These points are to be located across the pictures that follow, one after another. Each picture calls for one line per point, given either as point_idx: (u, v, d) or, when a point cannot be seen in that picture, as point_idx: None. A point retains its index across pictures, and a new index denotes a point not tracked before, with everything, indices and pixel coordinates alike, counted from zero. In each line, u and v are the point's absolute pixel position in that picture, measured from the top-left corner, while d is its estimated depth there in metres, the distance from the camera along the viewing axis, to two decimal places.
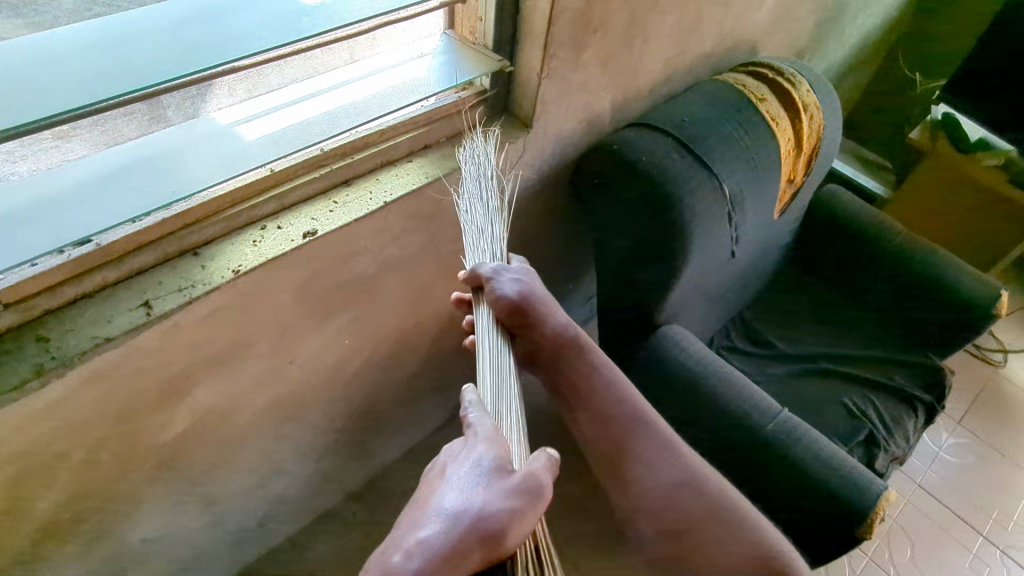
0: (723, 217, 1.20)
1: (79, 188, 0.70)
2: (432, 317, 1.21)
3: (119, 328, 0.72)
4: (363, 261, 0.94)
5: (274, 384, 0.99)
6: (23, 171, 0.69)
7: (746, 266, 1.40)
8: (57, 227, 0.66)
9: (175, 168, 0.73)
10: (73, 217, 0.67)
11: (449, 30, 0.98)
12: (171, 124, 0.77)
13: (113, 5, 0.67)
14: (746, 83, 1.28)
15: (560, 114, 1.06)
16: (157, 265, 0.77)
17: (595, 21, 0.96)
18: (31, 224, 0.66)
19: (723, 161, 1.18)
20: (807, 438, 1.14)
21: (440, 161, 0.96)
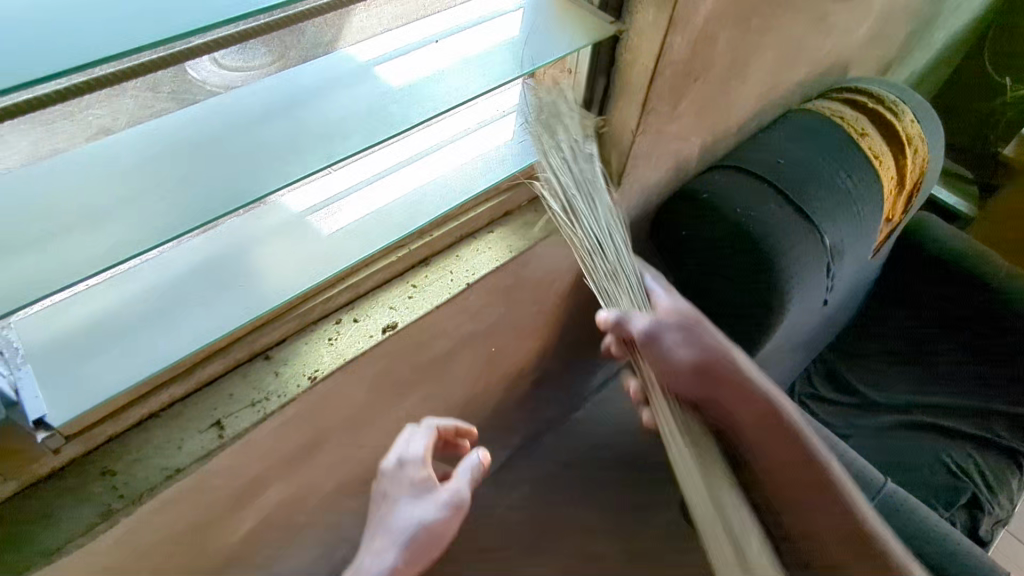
0: (822, 270, 1.09)
1: (143, 306, 0.62)
2: (502, 377, 1.12)
3: (190, 455, 0.65)
4: (442, 341, 0.86)
5: (344, 468, 0.92)
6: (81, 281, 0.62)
7: (835, 309, 1.29)
8: (123, 359, 0.59)
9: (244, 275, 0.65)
10: (141, 343, 0.60)
11: (527, 81, 0.83)
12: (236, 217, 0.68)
13: (178, 98, 0.56)
14: (844, 115, 1.16)
15: (649, 166, 0.96)
16: (227, 373, 0.70)
17: (698, 69, 0.85)
18: (92, 354, 0.58)
19: (824, 208, 1.07)
20: (914, 516, 1.04)
21: (525, 229, 0.87)
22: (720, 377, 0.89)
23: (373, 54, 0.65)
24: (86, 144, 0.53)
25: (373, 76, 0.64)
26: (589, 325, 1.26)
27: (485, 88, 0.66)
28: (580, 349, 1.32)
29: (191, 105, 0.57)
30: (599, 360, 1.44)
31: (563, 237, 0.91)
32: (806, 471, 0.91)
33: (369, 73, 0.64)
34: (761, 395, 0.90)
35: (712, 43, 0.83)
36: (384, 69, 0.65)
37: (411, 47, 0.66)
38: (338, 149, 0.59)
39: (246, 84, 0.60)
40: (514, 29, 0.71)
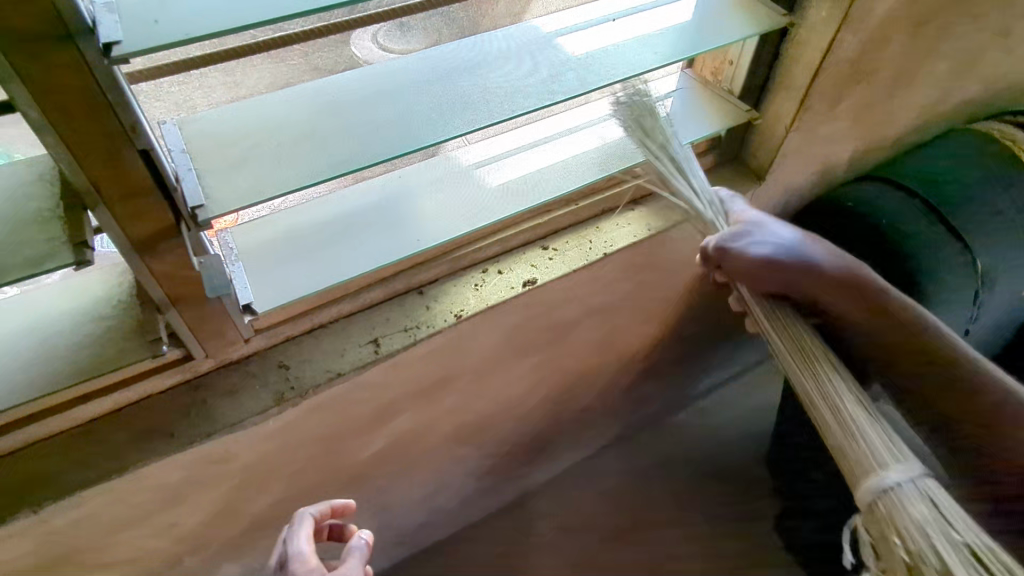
0: (970, 296, 1.04)
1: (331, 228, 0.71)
2: (615, 358, 1.16)
3: (350, 363, 0.73)
4: (572, 306, 0.91)
5: (463, 413, 0.99)
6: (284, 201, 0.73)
7: (977, 344, 1.22)
8: (311, 267, 0.68)
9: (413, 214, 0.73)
10: (327, 256, 0.69)
11: (685, 70, 0.91)
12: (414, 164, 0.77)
13: None
14: (1016, 138, 1.09)
15: (797, 165, 0.96)
16: (385, 301, 0.78)
17: (864, 70, 0.85)
18: (287, 261, 0.68)
19: (981, 232, 1.01)
20: None
21: (664, 211, 0.90)
22: (877, 335, 0.75)
23: (555, 26, 0.71)
24: (315, 81, 0.63)
25: (555, 47, 0.69)
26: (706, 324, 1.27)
27: (655, 66, 0.70)
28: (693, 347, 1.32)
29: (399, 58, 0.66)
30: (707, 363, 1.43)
31: (700, 224, 0.93)
32: (935, 330, 0.73)
33: (551, 42, 0.69)
34: (881, 297, 0.74)
35: (884, 46, 0.82)
36: (566, 40, 0.70)
37: (590, 23, 0.71)
38: (518, 106, 0.65)
39: (446, 46, 0.68)
40: (689, 13, 0.75)
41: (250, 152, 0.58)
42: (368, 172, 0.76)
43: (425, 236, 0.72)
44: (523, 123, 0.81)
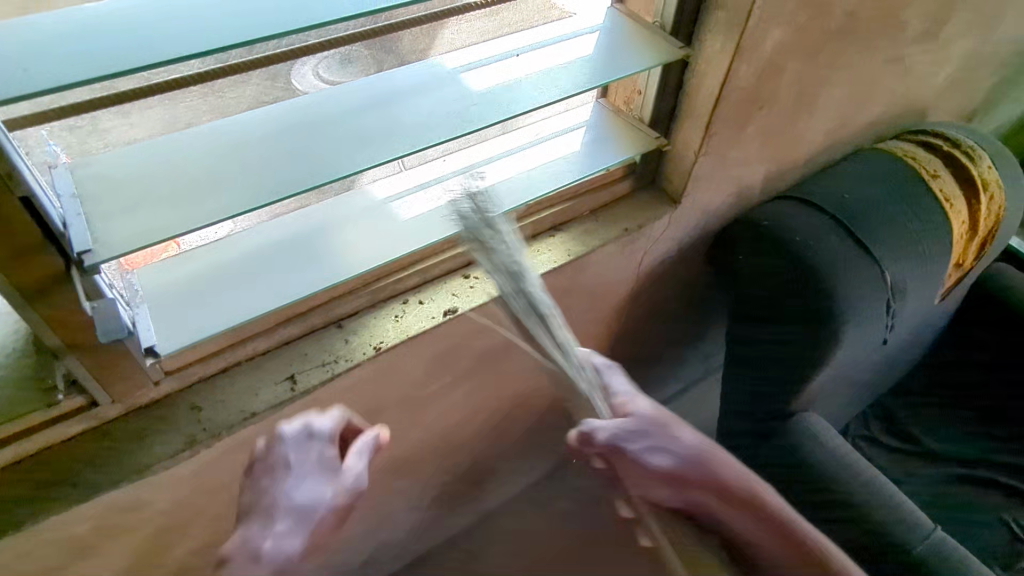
0: (881, 307, 1.09)
1: (242, 264, 0.70)
2: (552, 381, 1.17)
3: (265, 402, 0.73)
4: (498, 333, 0.92)
5: (395, 445, 0.98)
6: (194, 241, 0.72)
7: (896, 352, 1.27)
8: (218, 303, 0.67)
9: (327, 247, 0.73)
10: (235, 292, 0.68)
11: (600, 99, 0.93)
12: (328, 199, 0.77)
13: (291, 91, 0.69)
14: (916, 155, 1.16)
15: (711, 188, 1.00)
16: (303, 337, 0.78)
17: (764, 97, 0.89)
18: (194, 300, 0.67)
19: (888, 247, 1.07)
20: (966, 564, 1.01)
21: (584, 236, 0.93)
22: (698, 469, 0.89)
23: (460, 62, 0.73)
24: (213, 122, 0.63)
25: (458, 82, 0.71)
26: (642, 343, 1.29)
27: (556, 98, 0.72)
28: (631, 367, 1.35)
29: (305, 97, 0.67)
30: (649, 383, 1.45)
31: (620, 247, 0.95)
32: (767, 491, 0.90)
33: (455, 78, 0.72)
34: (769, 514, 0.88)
35: (779, 74, 0.87)
36: (470, 75, 0.72)
37: (494, 57, 0.74)
38: (422, 140, 0.67)
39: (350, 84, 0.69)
40: (590, 47, 0.78)
41: (144, 194, 0.57)
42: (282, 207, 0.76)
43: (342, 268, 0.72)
44: (449, 153, 0.83)
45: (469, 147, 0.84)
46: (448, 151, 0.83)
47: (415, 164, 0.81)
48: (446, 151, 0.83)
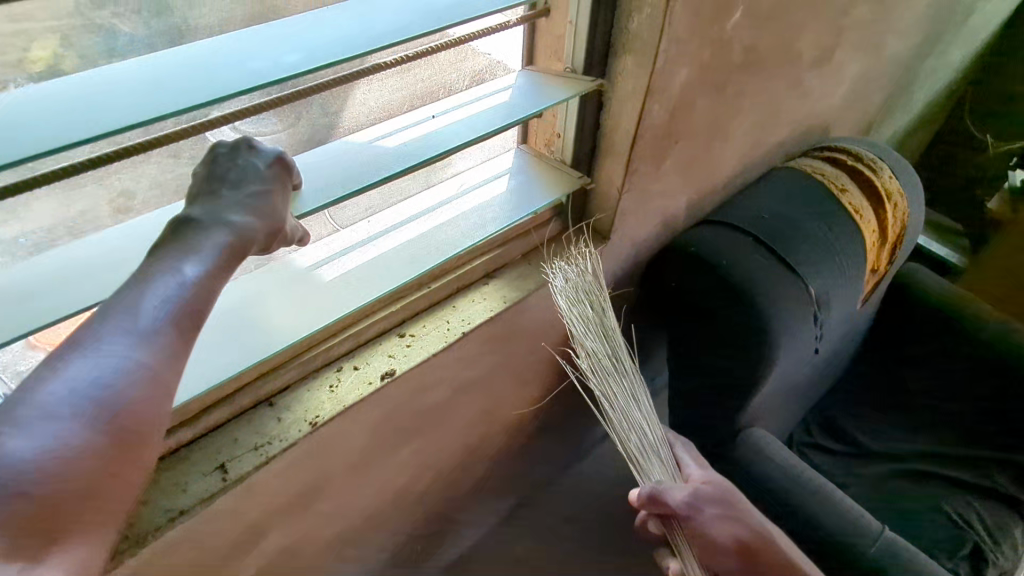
0: (809, 319, 1.13)
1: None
2: (500, 425, 1.15)
3: (194, 496, 0.67)
4: (440, 388, 0.90)
5: (343, 515, 0.94)
6: None
7: (828, 357, 1.32)
8: None
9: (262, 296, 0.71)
10: None
11: (521, 144, 0.95)
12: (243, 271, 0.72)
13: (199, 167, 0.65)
14: (824, 172, 1.22)
15: (637, 221, 1.02)
16: (231, 420, 0.73)
17: (678, 132, 0.92)
18: None
19: (809, 262, 1.11)
20: (915, 560, 1.04)
21: (518, 282, 0.92)
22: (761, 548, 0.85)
23: (374, 132, 0.74)
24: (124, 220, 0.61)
25: (373, 147, 0.71)
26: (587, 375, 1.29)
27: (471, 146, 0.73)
28: (578, 399, 1.34)
29: None
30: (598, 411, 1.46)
31: None
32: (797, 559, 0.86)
33: (369, 145, 0.71)
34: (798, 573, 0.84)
35: (690, 109, 0.90)
36: (385, 140, 0.73)
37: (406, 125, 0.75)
38: (343, 193, 0.65)
39: None
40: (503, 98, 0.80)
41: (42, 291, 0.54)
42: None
43: (271, 342, 0.68)
44: (374, 214, 0.82)
45: (394, 205, 0.84)
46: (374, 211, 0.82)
47: (342, 224, 0.79)
48: (371, 209, 0.81)
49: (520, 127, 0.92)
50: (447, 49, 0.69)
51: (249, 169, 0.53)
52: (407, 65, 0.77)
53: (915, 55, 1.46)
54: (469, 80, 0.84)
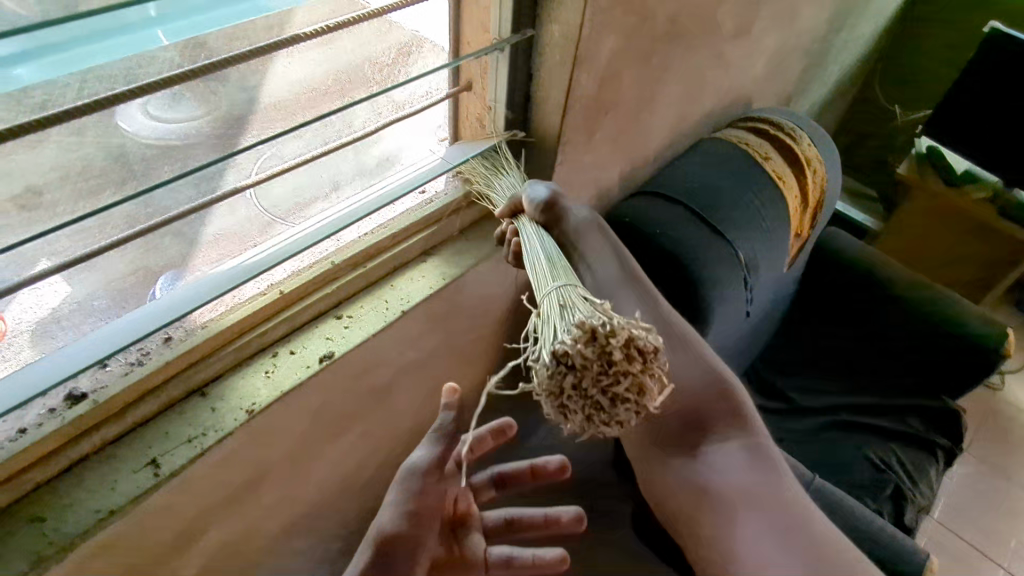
0: (739, 284, 1.17)
1: (87, 340, 0.65)
2: (446, 405, 1.14)
3: (124, 495, 0.64)
4: (381, 370, 0.89)
5: (288, 507, 0.91)
6: (15, 363, 0.65)
7: (759, 320, 1.38)
8: (30, 381, 0.61)
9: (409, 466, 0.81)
10: (55, 365, 0.63)
11: (452, 141, 0.97)
12: (193, 271, 0.75)
13: (119, 162, 0.64)
14: (748, 141, 1.26)
15: (572, 193, 1.03)
16: (162, 413, 0.71)
17: (608, 102, 0.93)
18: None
19: (736, 228, 1.15)
20: (844, 503, 1.10)
21: (457, 258, 0.92)
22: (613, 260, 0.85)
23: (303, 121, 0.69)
24: (33, 227, 0.58)
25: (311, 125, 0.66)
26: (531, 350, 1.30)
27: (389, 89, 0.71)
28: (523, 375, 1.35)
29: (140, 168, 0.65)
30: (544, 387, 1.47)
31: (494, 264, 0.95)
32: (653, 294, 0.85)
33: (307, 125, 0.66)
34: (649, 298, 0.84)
35: (618, 79, 0.91)
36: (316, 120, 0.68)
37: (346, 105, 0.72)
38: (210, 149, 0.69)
39: (188, 139, 0.69)
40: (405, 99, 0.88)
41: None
42: (134, 278, 0.72)
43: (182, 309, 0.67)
44: (300, 201, 0.85)
45: (320, 191, 0.86)
46: (302, 199, 0.85)
47: (267, 218, 0.82)
48: (297, 199, 0.85)
49: (452, 100, 0.92)
50: (370, 21, 0.67)
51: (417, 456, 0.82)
52: (329, 36, 0.78)
53: (826, 28, 1.52)
54: (396, 53, 0.84)
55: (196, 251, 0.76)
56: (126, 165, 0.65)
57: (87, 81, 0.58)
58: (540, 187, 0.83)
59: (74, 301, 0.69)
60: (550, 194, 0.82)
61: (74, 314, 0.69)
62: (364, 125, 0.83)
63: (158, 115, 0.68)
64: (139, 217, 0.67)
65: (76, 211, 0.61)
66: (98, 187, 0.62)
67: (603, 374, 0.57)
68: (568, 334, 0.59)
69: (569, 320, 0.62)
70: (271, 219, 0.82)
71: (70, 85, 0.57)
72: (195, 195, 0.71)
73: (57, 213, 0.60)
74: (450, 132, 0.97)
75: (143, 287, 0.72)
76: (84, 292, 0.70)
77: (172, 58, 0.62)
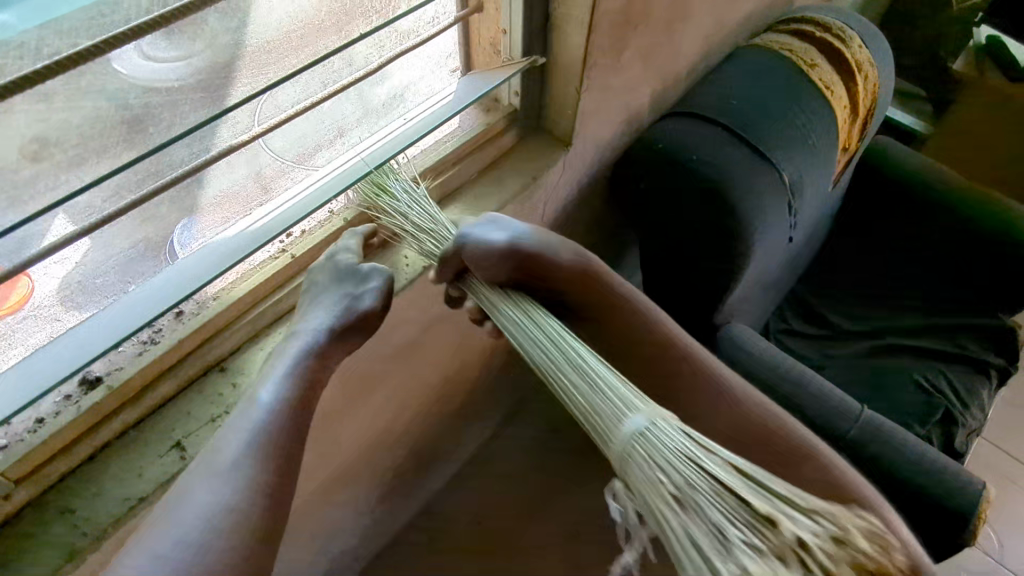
0: (782, 210, 1.08)
1: (89, 323, 0.60)
2: (476, 353, 1.11)
3: (152, 481, 0.62)
4: (404, 329, 0.84)
5: (324, 468, 0.89)
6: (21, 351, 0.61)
7: (801, 242, 1.29)
8: (39, 372, 0.57)
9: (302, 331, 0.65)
10: (63, 353, 0.59)
11: (464, 71, 0.87)
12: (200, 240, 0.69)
13: (98, 126, 0.57)
14: (792, 47, 1.13)
15: (599, 121, 0.94)
16: (182, 391, 0.68)
17: (637, 15, 0.82)
18: (6, 377, 0.57)
19: (781, 148, 1.05)
20: (897, 436, 1.05)
21: (479, 203, 0.85)
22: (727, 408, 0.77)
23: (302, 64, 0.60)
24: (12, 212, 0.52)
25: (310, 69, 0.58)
26: None
27: None
28: None
29: (122, 132, 0.58)
30: None
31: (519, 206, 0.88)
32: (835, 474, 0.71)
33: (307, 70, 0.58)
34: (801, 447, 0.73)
35: None
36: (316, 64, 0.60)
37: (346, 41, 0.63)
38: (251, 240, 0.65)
39: (173, 93, 0.61)
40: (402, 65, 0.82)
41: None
42: (127, 253, 0.67)
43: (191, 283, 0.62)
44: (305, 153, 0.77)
45: (325, 140, 0.78)
46: (305, 149, 0.77)
47: (272, 175, 0.75)
48: (301, 150, 0.77)
49: (462, 24, 0.81)
50: None
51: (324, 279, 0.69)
52: None
53: None
54: None
55: (199, 212, 0.71)
56: (107, 131, 0.58)
57: (44, 34, 0.50)
58: (496, 228, 0.69)
59: (71, 283, 0.64)
60: (515, 237, 0.70)
61: (77, 294, 0.64)
62: (366, 62, 0.74)
63: (157, 55, 0.60)
64: (129, 187, 0.61)
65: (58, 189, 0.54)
66: (79, 157, 0.56)
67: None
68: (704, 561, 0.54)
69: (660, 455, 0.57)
70: (275, 176, 0.75)
71: (29, 41, 0.49)
72: (189, 156, 0.63)
73: (36, 190, 0.54)
74: (462, 61, 0.87)
75: (146, 261, 0.68)
76: (83, 270, 0.65)
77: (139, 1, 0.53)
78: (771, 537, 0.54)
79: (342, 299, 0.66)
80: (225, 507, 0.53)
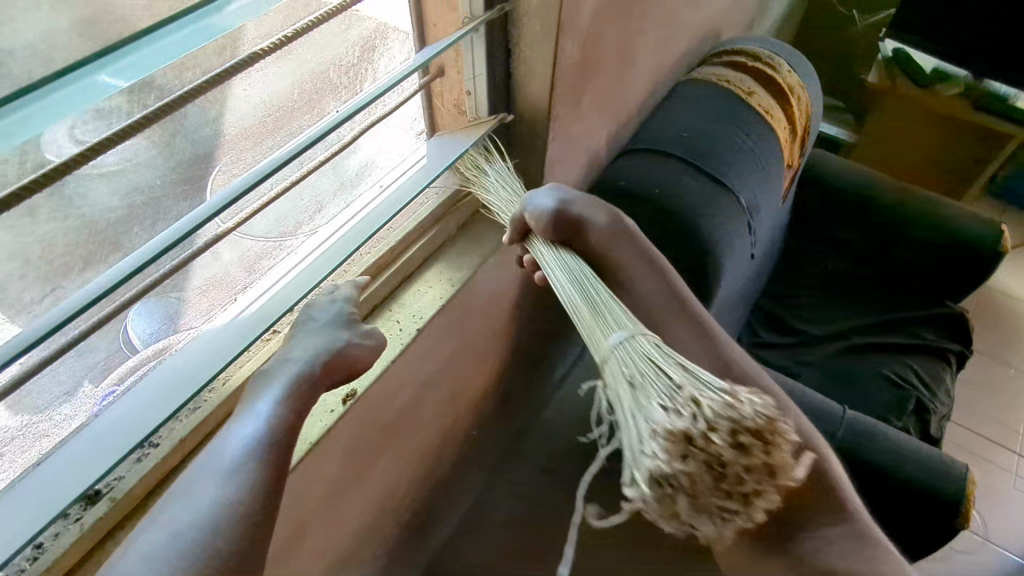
0: (743, 230, 1.14)
1: (86, 435, 0.57)
2: (467, 405, 1.10)
3: None
4: (402, 393, 0.84)
5: (332, 546, 0.87)
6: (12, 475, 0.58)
7: (761, 258, 1.35)
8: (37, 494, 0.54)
9: (292, 359, 0.62)
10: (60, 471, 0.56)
11: (430, 135, 0.88)
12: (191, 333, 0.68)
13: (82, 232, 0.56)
14: (728, 77, 1.21)
15: (565, 167, 0.97)
16: None
17: (592, 64, 0.87)
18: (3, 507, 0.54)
19: (735, 173, 1.11)
20: (881, 432, 1.09)
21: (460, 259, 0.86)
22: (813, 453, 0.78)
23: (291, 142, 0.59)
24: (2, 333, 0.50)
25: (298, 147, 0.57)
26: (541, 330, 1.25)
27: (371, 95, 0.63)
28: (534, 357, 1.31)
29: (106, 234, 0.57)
30: None
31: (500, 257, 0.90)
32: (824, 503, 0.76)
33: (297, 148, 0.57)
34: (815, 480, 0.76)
35: (600, 39, 0.85)
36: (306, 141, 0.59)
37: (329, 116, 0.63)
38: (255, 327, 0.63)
39: (152, 187, 0.60)
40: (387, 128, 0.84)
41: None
42: (116, 359, 0.65)
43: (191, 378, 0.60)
44: (286, 232, 0.77)
45: (304, 216, 0.79)
46: (285, 229, 0.77)
47: (255, 258, 0.75)
48: (281, 230, 0.77)
49: (425, 88, 0.82)
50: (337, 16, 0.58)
51: (323, 313, 0.68)
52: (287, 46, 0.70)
53: None
54: (359, 50, 0.76)
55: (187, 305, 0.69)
56: (91, 235, 0.57)
57: (25, 150, 0.50)
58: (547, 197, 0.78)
59: (58, 395, 0.62)
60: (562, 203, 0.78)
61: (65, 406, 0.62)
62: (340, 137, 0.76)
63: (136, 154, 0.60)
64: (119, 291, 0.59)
65: (50, 303, 0.53)
66: (66, 266, 0.55)
67: (725, 478, 0.49)
68: (657, 445, 0.51)
69: (651, 422, 0.53)
70: (257, 258, 0.75)
71: (10, 159, 0.49)
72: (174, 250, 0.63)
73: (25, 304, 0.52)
74: (427, 125, 0.88)
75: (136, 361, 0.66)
76: (70, 380, 0.63)
77: (116, 104, 0.54)
78: (766, 449, 0.51)
79: (337, 340, 0.65)
80: (227, 504, 0.52)
